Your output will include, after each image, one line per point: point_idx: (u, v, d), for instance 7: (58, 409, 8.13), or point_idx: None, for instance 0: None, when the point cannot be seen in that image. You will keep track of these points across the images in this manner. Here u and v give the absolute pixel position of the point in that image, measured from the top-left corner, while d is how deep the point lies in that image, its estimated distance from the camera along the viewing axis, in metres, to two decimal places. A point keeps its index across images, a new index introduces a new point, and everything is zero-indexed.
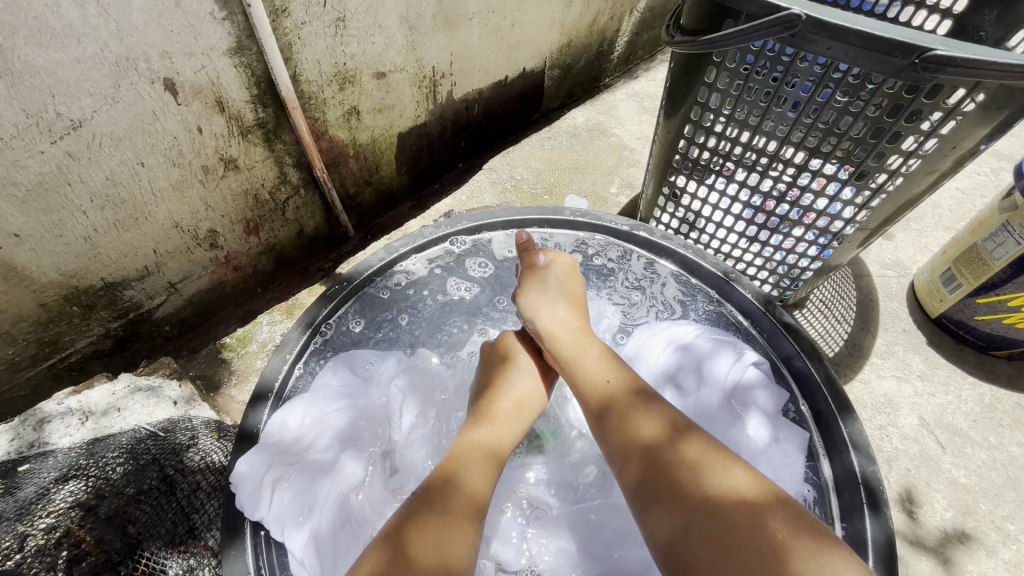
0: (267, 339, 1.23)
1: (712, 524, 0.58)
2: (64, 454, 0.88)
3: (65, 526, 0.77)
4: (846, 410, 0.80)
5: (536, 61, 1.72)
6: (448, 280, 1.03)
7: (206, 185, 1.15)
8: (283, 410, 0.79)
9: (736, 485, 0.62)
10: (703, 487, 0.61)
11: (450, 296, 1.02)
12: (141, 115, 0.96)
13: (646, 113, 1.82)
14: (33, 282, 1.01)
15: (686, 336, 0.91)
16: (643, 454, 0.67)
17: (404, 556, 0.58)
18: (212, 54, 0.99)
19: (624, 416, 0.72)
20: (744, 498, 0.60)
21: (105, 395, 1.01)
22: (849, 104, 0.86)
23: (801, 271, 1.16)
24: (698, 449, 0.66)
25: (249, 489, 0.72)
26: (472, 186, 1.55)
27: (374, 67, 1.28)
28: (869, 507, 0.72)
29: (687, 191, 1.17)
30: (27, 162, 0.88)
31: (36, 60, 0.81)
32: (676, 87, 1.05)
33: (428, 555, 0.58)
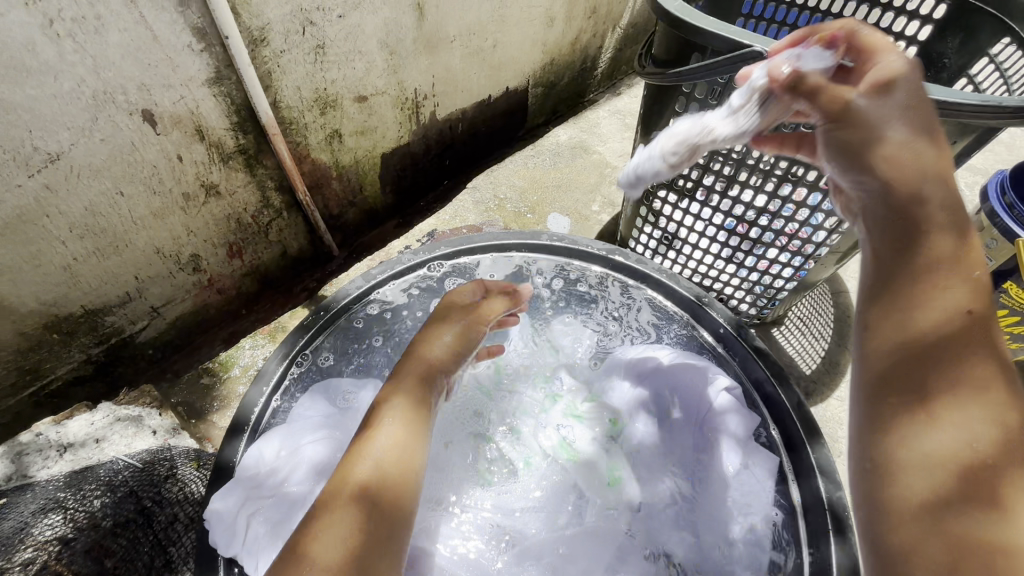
0: (250, 363, 1.23)
1: (915, 491, 0.50)
2: (43, 487, 0.88)
3: (43, 560, 0.76)
4: (813, 434, 0.82)
5: (519, 80, 1.74)
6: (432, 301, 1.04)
7: (187, 211, 1.16)
8: (259, 443, 0.81)
9: (1003, 487, 0.46)
10: (923, 439, 0.50)
11: (434, 317, 1.03)
12: (120, 147, 0.97)
13: (629, 130, 1.84)
14: (13, 312, 1.02)
15: (659, 360, 0.92)
16: (918, 366, 0.53)
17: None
18: (191, 85, 1.00)
19: (900, 332, 0.55)
20: (993, 552, 0.44)
21: (84, 426, 1.02)
22: (811, 135, 0.90)
23: (777, 291, 1.19)
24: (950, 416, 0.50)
25: (224, 525, 0.74)
26: (456, 206, 1.57)
27: (355, 91, 1.30)
28: (835, 531, 0.73)
29: (664, 214, 1.20)
30: (4, 196, 0.89)
31: (12, 97, 0.82)
32: (649, 115, 1.08)
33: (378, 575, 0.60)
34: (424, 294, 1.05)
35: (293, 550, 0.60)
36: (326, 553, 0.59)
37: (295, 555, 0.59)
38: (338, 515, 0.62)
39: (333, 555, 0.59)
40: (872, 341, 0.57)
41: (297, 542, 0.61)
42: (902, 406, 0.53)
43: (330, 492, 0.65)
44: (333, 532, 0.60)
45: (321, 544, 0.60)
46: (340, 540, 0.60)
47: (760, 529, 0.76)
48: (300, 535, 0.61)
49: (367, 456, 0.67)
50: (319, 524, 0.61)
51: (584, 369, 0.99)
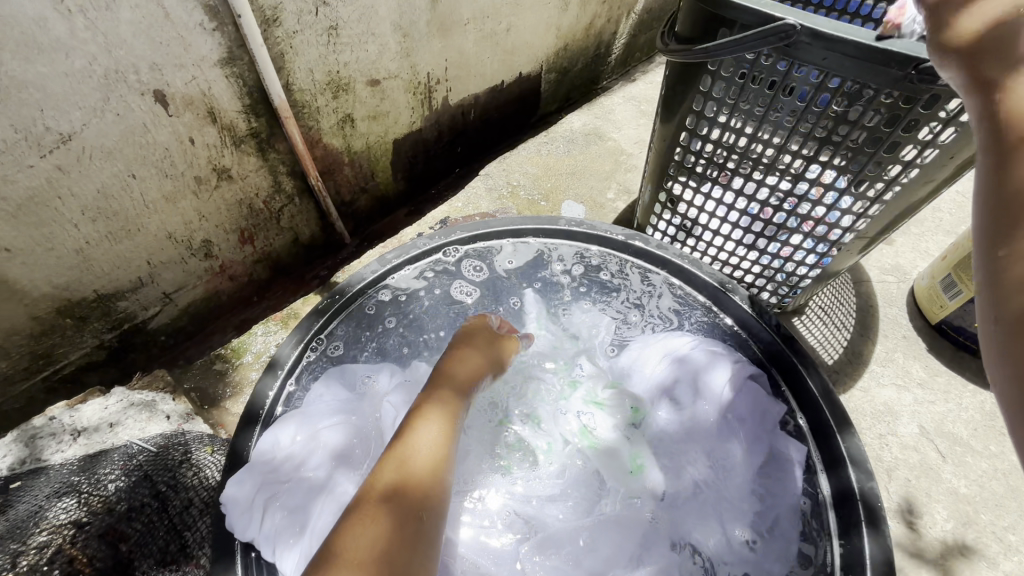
0: (262, 349, 1.22)
1: None
2: (56, 471, 0.87)
3: (58, 543, 0.77)
4: (844, 425, 0.79)
5: (532, 65, 1.71)
6: (453, 284, 1.04)
7: (199, 195, 1.14)
8: (274, 428, 0.78)
9: None
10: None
11: (454, 299, 1.03)
12: (132, 128, 0.96)
13: (644, 117, 1.81)
14: (26, 296, 1.01)
15: (683, 347, 0.90)
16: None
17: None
18: (203, 66, 0.98)
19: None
20: None
21: (98, 410, 1.01)
22: (845, 114, 0.85)
23: (800, 278, 1.15)
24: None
25: (239, 511, 0.72)
26: (469, 193, 1.54)
27: (367, 75, 1.27)
28: (868, 522, 0.71)
29: (684, 199, 1.17)
30: (16, 176, 0.88)
31: (23, 74, 0.80)
32: (671, 96, 1.05)
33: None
34: (443, 277, 1.04)
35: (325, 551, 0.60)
36: (359, 554, 0.59)
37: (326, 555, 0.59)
38: (369, 516, 0.62)
39: (364, 556, 0.59)
40: (1004, 253, 0.48)
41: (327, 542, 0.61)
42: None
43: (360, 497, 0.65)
44: (364, 534, 0.60)
45: (352, 544, 0.60)
46: (369, 540, 0.60)
47: (785, 517, 0.75)
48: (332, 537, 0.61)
49: (397, 463, 0.68)
50: (349, 525, 0.62)
51: (602, 357, 0.97)
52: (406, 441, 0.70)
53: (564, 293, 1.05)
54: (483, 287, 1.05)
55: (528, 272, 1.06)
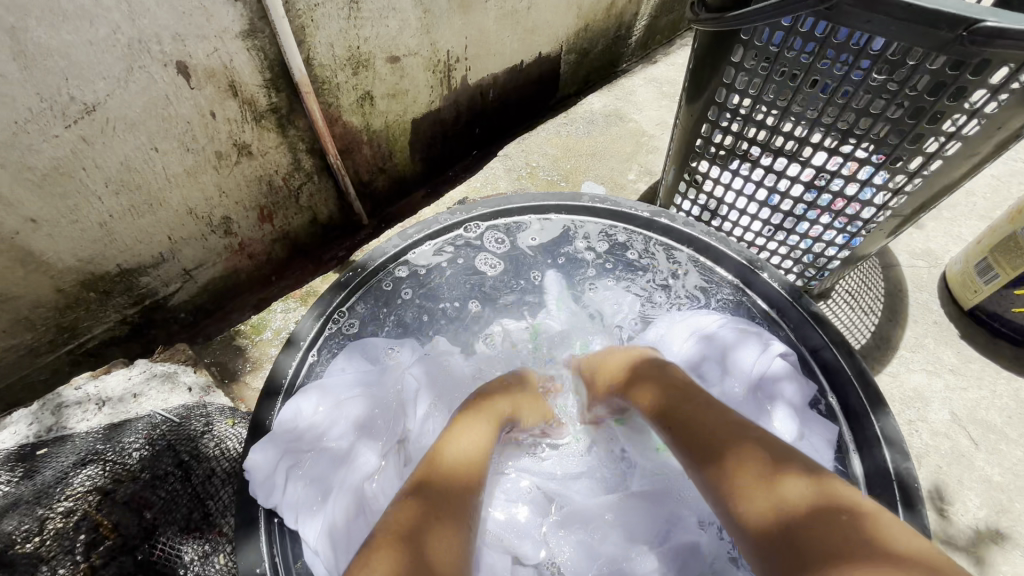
0: (282, 326, 1.23)
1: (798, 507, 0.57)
2: (81, 439, 0.88)
3: (83, 510, 0.78)
4: (878, 403, 0.77)
5: (552, 45, 1.68)
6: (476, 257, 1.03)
7: (219, 171, 1.14)
8: (297, 398, 0.79)
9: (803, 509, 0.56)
10: (781, 486, 0.59)
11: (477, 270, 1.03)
12: (154, 100, 0.95)
13: (666, 99, 1.77)
14: (51, 268, 1.02)
15: (710, 326, 0.90)
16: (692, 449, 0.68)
17: (426, 566, 0.56)
18: (225, 37, 0.97)
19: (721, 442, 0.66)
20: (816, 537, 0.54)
21: (122, 381, 1.02)
22: (885, 83, 0.81)
23: (828, 261, 1.09)
24: (763, 467, 0.61)
25: (262, 477, 0.73)
26: (487, 173, 1.53)
27: (387, 51, 1.26)
28: (903, 505, 0.69)
29: (710, 177, 1.12)
30: (41, 146, 0.88)
31: (49, 42, 0.80)
32: (700, 69, 1.00)
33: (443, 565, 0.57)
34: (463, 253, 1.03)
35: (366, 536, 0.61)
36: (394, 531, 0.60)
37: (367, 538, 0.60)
38: (404, 500, 0.64)
39: (398, 532, 0.59)
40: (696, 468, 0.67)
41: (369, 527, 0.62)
42: (742, 481, 0.61)
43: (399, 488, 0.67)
44: (398, 516, 0.61)
45: (387, 523, 0.61)
46: (402, 519, 0.61)
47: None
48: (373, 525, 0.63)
49: (433, 456, 0.70)
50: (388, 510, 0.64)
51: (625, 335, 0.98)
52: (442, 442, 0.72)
53: (586, 267, 1.04)
54: (501, 260, 1.04)
55: (545, 247, 1.05)
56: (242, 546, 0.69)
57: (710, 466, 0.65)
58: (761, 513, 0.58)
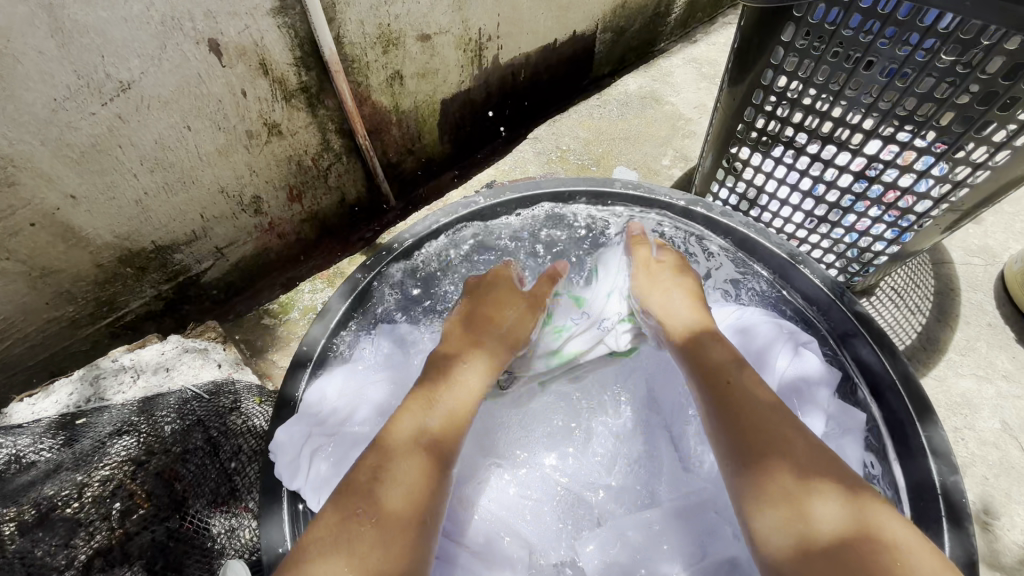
0: (309, 306, 1.24)
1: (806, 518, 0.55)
2: (118, 410, 0.91)
3: (119, 478, 0.81)
4: (925, 413, 0.73)
5: (587, 22, 1.62)
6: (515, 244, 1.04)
7: (250, 150, 1.14)
8: (323, 381, 0.82)
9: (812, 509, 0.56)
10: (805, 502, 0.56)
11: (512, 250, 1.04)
12: (187, 78, 0.95)
13: (705, 81, 1.70)
14: (89, 244, 1.04)
15: (749, 321, 0.87)
16: (740, 442, 0.62)
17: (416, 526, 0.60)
18: (256, 14, 0.96)
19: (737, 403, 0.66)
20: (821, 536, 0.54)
21: (155, 354, 1.05)
22: (955, 64, 0.74)
23: (875, 256, 1.02)
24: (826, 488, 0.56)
25: (288, 459, 0.74)
26: (517, 156, 1.50)
27: (419, 29, 1.23)
28: (949, 520, 0.66)
29: (751, 165, 1.07)
30: (80, 124, 0.89)
31: (85, 19, 0.80)
32: (747, 49, 0.95)
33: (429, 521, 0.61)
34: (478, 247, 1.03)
35: (352, 493, 0.60)
36: (397, 503, 0.60)
37: (360, 502, 0.59)
38: (406, 465, 0.62)
39: (401, 506, 0.59)
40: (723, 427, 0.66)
41: (356, 482, 0.61)
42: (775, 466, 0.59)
43: (386, 440, 0.65)
44: (404, 482, 0.61)
45: (387, 486, 0.60)
46: (403, 489, 0.61)
47: None
48: (360, 478, 0.61)
49: (425, 411, 0.68)
50: (378, 466, 0.62)
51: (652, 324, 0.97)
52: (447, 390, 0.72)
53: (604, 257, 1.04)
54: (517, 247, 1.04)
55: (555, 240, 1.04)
56: (266, 523, 0.71)
57: (747, 469, 0.61)
58: (773, 518, 0.56)
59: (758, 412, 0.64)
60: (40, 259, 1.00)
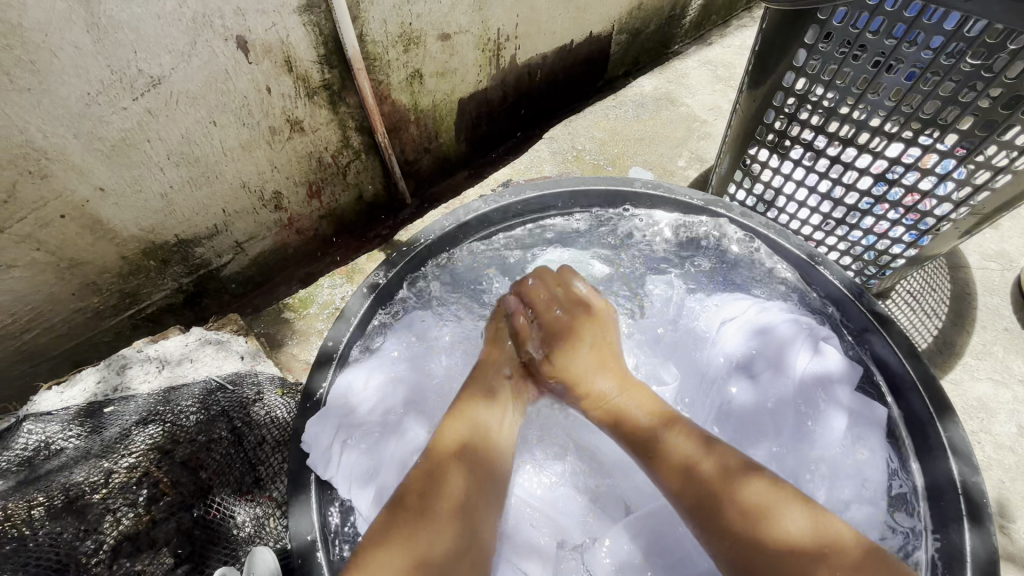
0: (328, 301, 1.26)
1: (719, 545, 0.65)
2: (143, 400, 0.93)
3: (145, 466, 0.82)
4: (946, 412, 0.73)
5: (604, 23, 1.63)
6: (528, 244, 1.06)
7: (272, 146, 1.16)
8: (350, 374, 0.83)
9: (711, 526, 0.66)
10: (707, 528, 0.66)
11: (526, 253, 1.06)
12: (215, 74, 0.97)
13: (721, 83, 1.70)
14: (116, 236, 1.06)
15: (768, 318, 0.88)
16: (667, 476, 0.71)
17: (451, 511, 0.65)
18: (284, 12, 0.98)
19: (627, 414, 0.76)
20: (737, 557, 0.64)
21: (179, 346, 1.07)
22: (980, 69, 0.74)
23: (892, 259, 1.02)
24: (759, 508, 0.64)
25: (320, 450, 0.76)
26: (532, 156, 1.51)
27: (439, 29, 1.24)
28: (970, 520, 0.66)
29: (769, 167, 1.07)
30: (111, 117, 0.91)
31: (120, 15, 0.82)
32: (768, 51, 0.96)
33: (446, 504, 0.66)
34: (495, 248, 1.04)
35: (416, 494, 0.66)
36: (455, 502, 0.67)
37: (419, 499, 0.66)
38: (454, 469, 0.69)
39: (455, 507, 0.66)
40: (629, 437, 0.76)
41: (412, 491, 0.66)
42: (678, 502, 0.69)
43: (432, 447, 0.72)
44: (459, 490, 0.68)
45: (442, 494, 0.67)
46: (453, 494, 0.67)
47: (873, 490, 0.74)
48: (418, 482, 0.67)
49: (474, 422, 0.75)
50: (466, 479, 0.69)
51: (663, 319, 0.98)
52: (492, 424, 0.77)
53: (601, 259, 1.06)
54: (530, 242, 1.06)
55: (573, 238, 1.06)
56: (295, 511, 0.72)
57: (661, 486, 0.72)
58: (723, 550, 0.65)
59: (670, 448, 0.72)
60: (68, 250, 1.02)
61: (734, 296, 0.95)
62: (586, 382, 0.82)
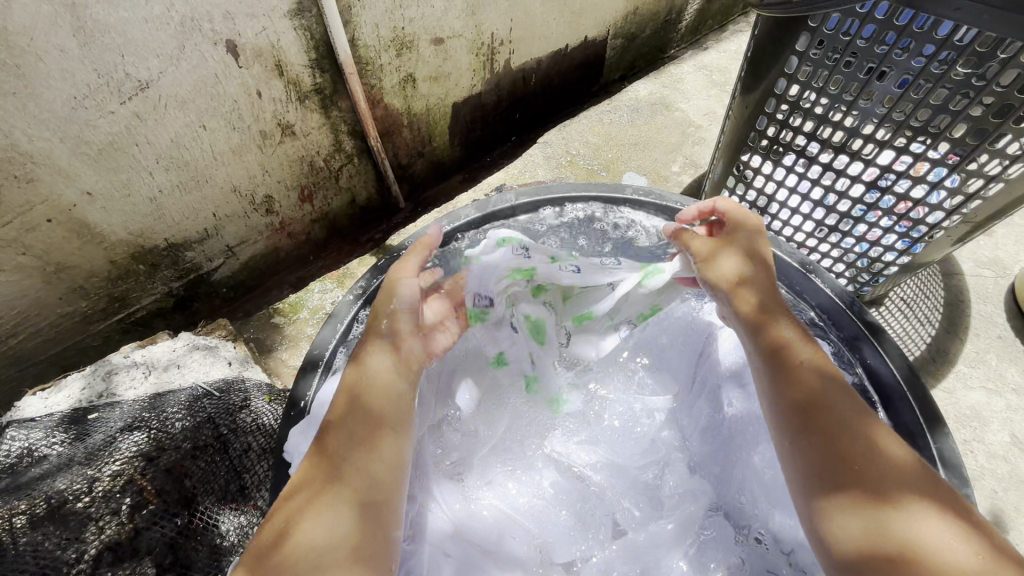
0: (319, 305, 1.25)
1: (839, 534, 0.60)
2: (129, 406, 0.92)
3: (129, 474, 0.81)
4: (936, 424, 0.73)
5: (599, 28, 1.63)
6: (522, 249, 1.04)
7: (263, 150, 1.15)
8: (333, 384, 0.81)
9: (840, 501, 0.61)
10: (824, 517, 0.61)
11: None
12: (204, 78, 0.97)
13: (716, 88, 1.70)
14: (104, 240, 1.05)
15: None
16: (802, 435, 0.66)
17: (346, 518, 0.63)
18: (274, 16, 0.98)
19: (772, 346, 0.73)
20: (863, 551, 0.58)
21: (166, 351, 1.06)
22: (971, 77, 0.74)
23: (884, 267, 1.02)
24: (884, 495, 0.59)
25: (302, 460, 0.75)
26: (526, 161, 1.50)
27: (432, 33, 1.24)
28: None
29: (761, 173, 1.07)
30: (98, 121, 0.90)
31: (107, 19, 0.81)
32: (761, 57, 0.95)
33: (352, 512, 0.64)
34: None
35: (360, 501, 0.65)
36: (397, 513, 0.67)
37: (318, 512, 0.63)
38: (348, 484, 0.65)
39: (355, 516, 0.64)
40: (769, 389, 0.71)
41: (307, 501, 0.64)
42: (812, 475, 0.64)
43: (326, 458, 0.67)
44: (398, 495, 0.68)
45: (350, 501, 0.65)
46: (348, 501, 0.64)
47: None
48: (358, 483, 0.66)
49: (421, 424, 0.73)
50: (363, 485, 0.66)
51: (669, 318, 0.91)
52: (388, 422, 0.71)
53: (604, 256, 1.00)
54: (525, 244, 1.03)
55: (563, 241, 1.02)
56: None
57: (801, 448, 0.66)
58: (846, 541, 0.59)
59: (801, 405, 0.67)
60: (55, 254, 1.01)
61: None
62: (723, 261, 0.82)
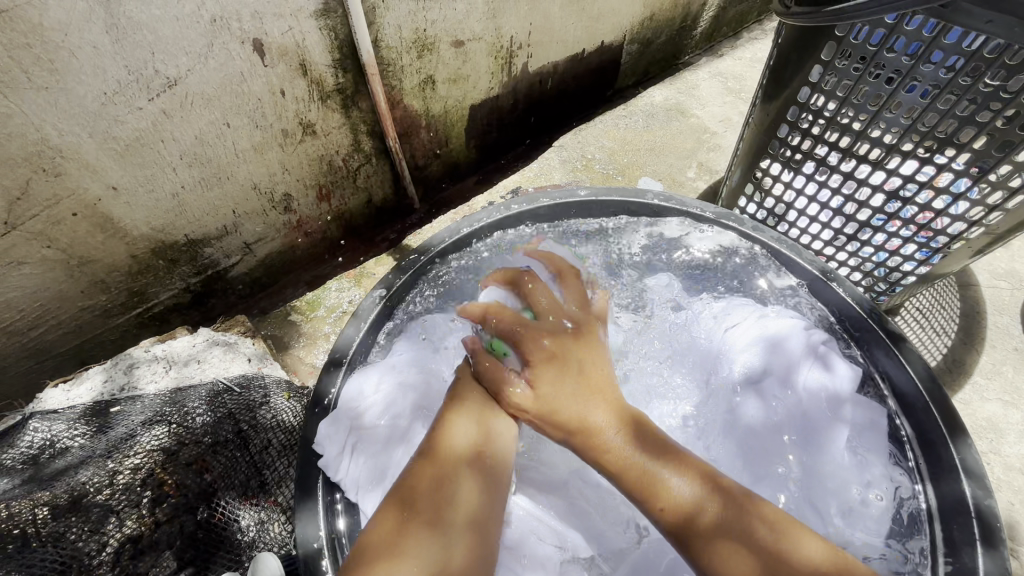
0: (335, 304, 1.26)
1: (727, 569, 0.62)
2: (150, 399, 0.93)
3: (150, 467, 0.82)
4: (957, 433, 0.73)
5: (615, 34, 1.63)
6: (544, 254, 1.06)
7: (285, 148, 1.16)
8: (359, 378, 0.82)
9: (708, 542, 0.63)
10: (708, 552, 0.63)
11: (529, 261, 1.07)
12: (230, 76, 0.97)
13: (731, 94, 1.71)
14: (127, 235, 1.06)
15: (783, 331, 0.87)
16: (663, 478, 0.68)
17: (448, 519, 0.65)
18: (300, 16, 0.99)
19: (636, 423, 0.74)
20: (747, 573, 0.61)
21: (186, 346, 1.07)
22: (999, 90, 0.74)
23: (902, 276, 1.02)
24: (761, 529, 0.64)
25: (333, 453, 0.76)
26: (542, 164, 1.51)
27: (453, 35, 1.25)
28: (983, 543, 0.66)
29: (781, 181, 1.07)
30: (126, 117, 0.91)
31: (140, 16, 0.82)
32: (784, 66, 0.96)
33: (454, 513, 0.66)
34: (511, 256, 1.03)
35: (402, 499, 0.67)
36: (463, 513, 0.66)
37: (425, 510, 0.66)
38: (466, 480, 0.69)
39: (465, 518, 0.66)
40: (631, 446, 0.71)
41: (419, 498, 0.67)
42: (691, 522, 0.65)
43: (441, 454, 0.71)
44: (451, 494, 0.68)
45: (451, 506, 0.67)
46: (464, 504, 0.67)
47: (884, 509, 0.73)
48: (465, 490, 0.69)
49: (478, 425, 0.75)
50: (475, 481, 0.70)
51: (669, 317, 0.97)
52: (488, 427, 0.76)
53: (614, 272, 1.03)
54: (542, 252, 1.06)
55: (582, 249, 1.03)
56: (302, 518, 0.72)
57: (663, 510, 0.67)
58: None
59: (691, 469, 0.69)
60: (79, 248, 1.02)
61: (739, 301, 0.95)
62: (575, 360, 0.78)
